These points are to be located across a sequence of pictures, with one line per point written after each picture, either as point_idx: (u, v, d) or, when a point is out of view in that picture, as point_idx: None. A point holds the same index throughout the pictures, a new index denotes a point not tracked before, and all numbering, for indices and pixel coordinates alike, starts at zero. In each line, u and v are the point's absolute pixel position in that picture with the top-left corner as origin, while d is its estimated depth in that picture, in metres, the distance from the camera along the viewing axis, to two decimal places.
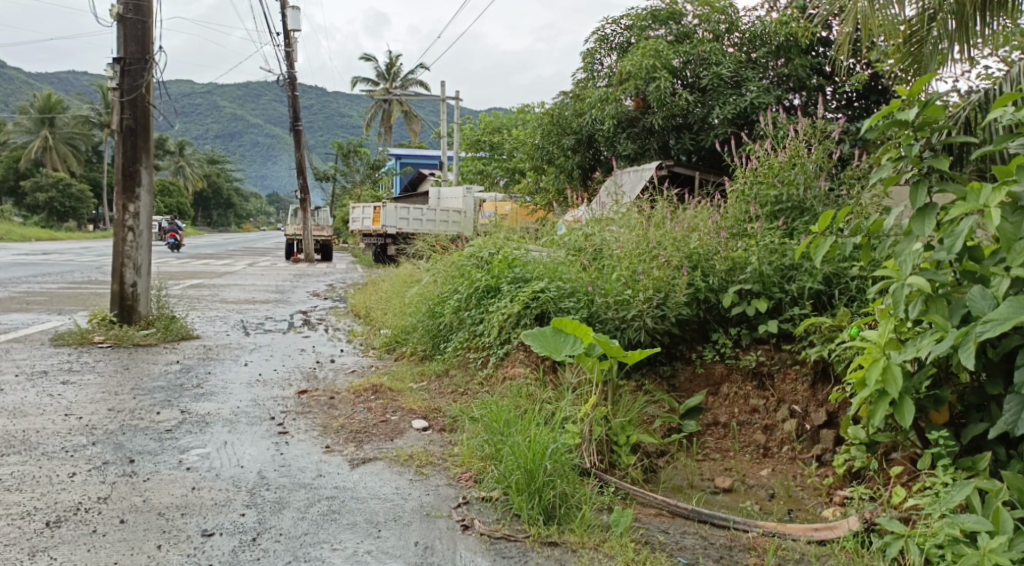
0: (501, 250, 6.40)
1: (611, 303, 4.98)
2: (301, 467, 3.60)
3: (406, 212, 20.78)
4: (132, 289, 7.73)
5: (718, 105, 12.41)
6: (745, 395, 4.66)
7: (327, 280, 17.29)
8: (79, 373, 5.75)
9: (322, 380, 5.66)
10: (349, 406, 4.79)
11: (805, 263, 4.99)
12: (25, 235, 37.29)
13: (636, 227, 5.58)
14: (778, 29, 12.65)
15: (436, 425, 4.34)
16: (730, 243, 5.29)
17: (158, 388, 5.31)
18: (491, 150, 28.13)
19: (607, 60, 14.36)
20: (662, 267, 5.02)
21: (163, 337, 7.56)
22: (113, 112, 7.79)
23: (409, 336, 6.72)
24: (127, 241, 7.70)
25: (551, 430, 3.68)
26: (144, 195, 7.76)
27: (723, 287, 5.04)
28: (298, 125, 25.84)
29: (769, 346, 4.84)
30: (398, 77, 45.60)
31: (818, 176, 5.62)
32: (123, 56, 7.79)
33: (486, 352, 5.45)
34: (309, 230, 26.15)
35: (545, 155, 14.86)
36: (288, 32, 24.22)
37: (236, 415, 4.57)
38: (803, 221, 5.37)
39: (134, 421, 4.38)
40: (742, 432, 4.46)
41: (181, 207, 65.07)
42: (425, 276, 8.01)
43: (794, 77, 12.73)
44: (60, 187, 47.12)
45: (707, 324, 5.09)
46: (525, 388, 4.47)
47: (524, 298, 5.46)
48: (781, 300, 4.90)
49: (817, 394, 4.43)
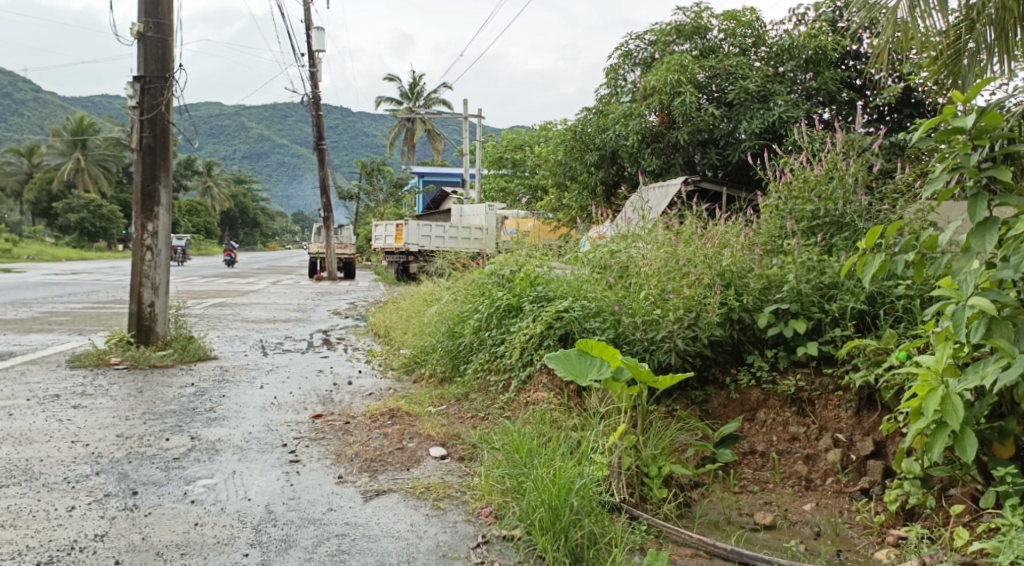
0: (523, 268, 6.18)
1: (639, 324, 4.72)
2: (311, 500, 3.40)
3: (428, 229, 20.80)
4: (150, 310, 7.61)
5: (745, 119, 12.16)
6: (784, 422, 4.41)
7: (349, 299, 17.20)
8: (91, 396, 5.62)
9: (338, 403, 5.46)
10: (364, 432, 4.58)
11: (846, 282, 4.74)
12: (56, 256, 37.80)
13: (664, 244, 5.33)
14: (807, 42, 12.39)
15: (455, 453, 4.12)
16: (765, 261, 5.05)
17: (171, 412, 5.15)
18: (513, 168, 28.04)
19: (630, 76, 14.20)
20: (693, 285, 4.80)
21: (180, 358, 7.43)
22: (133, 130, 7.72)
23: (428, 357, 6.51)
24: (146, 260, 7.61)
25: (578, 461, 3.43)
26: (163, 213, 7.67)
27: (758, 306, 4.79)
28: (322, 144, 25.95)
29: (808, 370, 4.58)
30: (421, 97, 45.86)
31: (857, 191, 5.35)
32: (143, 74, 7.74)
33: (507, 376, 5.20)
34: (332, 249, 26.13)
35: (568, 171, 14.67)
36: (313, 52, 24.39)
37: (247, 442, 4.38)
38: (842, 237, 5.12)
39: (142, 448, 4.21)
40: (781, 462, 4.20)
41: (208, 226, 65.79)
42: (445, 295, 7.82)
43: (823, 91, 12.43)
44: (91, 208, 47.88)
45: (742, 346, 4.83)
46: (549, 414, 4.23)
47: (547, 317, 5.20)
48: (821, 321, 4.64)
49: (863, 422, 4.20)
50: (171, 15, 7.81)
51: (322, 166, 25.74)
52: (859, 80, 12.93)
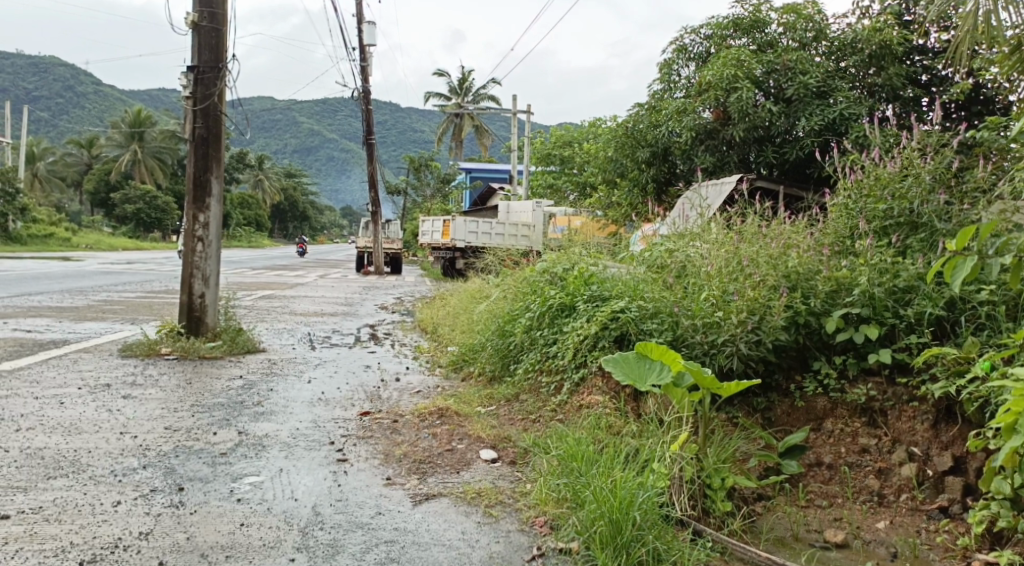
0: (576, 266, 6.00)
1: (698, 326, 4.50)
2: (358, 502, 3.28)
3: (476, 226, 20.73)
4: (200, 301, 7.64)
5: (804, 116, 11.77)
6: (853, 433, 4.17)
7: (395, 293, 17.22)
8: (142, 386, 5.62)
9: (386, 400, 5.37)
10: (412, 431, 4.47)
11: (922, 285, 4.45)
12: (114, 245, 38.82)
13: (725, 243, 5.09)
14: (871, 36, 11.90)
15: (506, 456, 3.97)
16: (833, 263, 4.78)
17: (219, 405, 5.11)
18: (561, 164, 27.80)
19: (684, 71, 13.89)
20: (757, 287, 4.56)
21: (229, 350, 7.44)
22: (187, 120, 7.75)
23: (476, 355, 6.38)
24: (197, 251, 7.64)
25: (637, 470, 3.25)
26: (214, 204, 7.69)
27: (827, 310, 4.53)
28: (372, 139, 26.08)
29: (881, 379, 4.31)
30: (470, 93, 45.87)
31: (935, 189, 5.01)
32: (197, 65, 7.77)
33: (559, 378, 5.02)
34: (380, 243, 26.25)
35: (618, 168, 14.41)
36: (364, 46, 24.52)
37: (294, 439, 4.29)
38: (919, 239, 4.80)
39: (189, 442, 4.15)
40: (850, 475, 3.95)
41: (259, 219, 66.97)
42: (494, 292, 7.68)
43: (887, 87, 11.97)
44: (147, 200, 49.14)
45: (808, 352, 4.58)
46: (604, 419, 4.05)
47: (602, 318, 5.00)
48: (895, 326, 4.37)
49: (941, 436, 3.93)
50: (224, 6, 7.80)
51: (371, 161, 25.89)
52: (925, 76, 12.39)
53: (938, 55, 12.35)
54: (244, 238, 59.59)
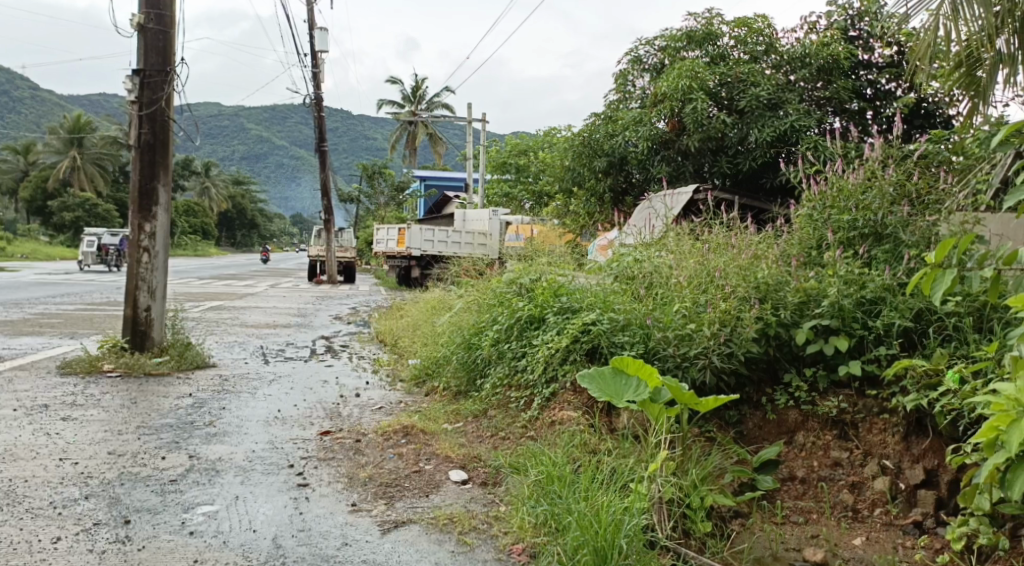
0: (544, 277, 5.87)
1: (671, 339, 4.40)
2: (323, 532, 3.08)
3: (431, 234, 20.38)
4: (146, 314, 7.29)
5: (755, 127, 11.90)
6: (825, 446, 4.07)
7: (349, 303, 16.88)
8: (82, 407, 5.29)
9: (346, 418, 5.15)
10: (376, 452, 4.27)
11: (890, 296, 4.42)
12: (52, 255, 37.43)
13: (694, 255, 5.03)
14: (820, 50, 12.09)
15: (477, 478, 3.80)
16: (800, 273, 4.72)
17: (167, 426, 4.82)
18: (516, 173, 27.80)
19: (639, 82, 13.94)
20: (728, 299, 4.49)
21: (177, 366, 7.10)
22: (131, 125, 7.41)
23: (440, 369, 6.20)
24: (143, 262, 7.29)
25: (616, 492, 3.12)
26: (161, 214, 7.36)
27: (797, 322, 4.46)
28: (324, 147, 25.62)
29: (851, 391, 4.25)
30: (423, 101, 45.59)
31: (897, 200, 4.99)
32: (142, 68, 7.43)
33: (529, 393, 4.88)
34: (333, 252, 25.80)
35: (575, 177, 14.38)
36: (315, 53, 24.11)
37: (251, 462, 4.05)
38: (883, 250, 4.77)
39: (136, 468, 3.88)
40: (824, 489, 3.86)
41: (206, 227, 65.41)
42: (457, 303, 7.51)
43: (834, 100, 12.17)
44: (88, 207, 47.56)
45: (777, 364, 4.50)
46: (579, 436, 3.90)
47: (573, 331, 4.86)
48: (864, 338, 4.31)
49: (912, 448, 3.85)
50: (172, 6, 7.48)
51: (323, 169, 25.43)
52: (870, 90, 12.56)
53: (882, 70, 12.59)
54: (190, 247, 58.15)
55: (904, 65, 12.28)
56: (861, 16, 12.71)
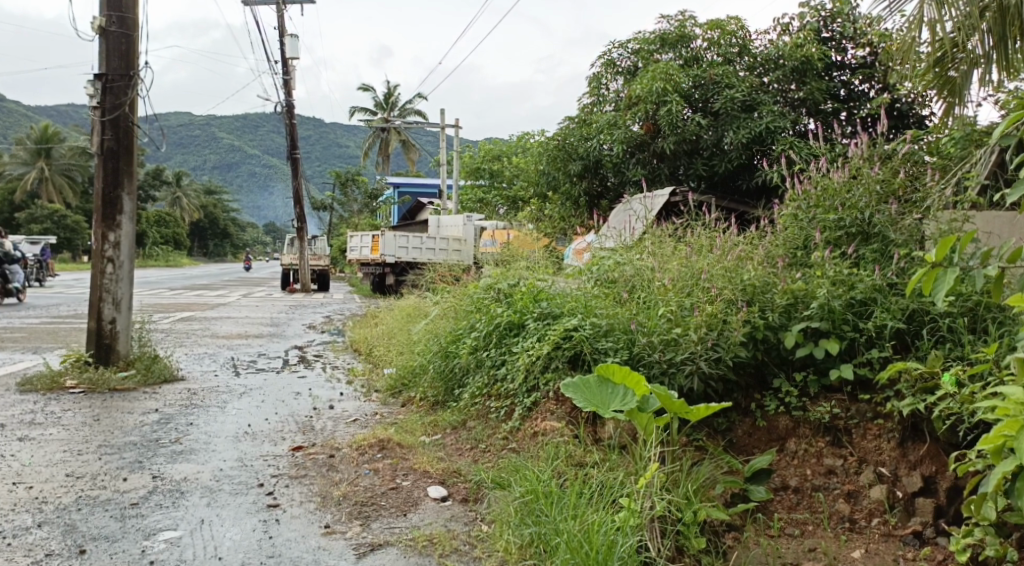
0: (523, 282, 5.70)
1: (656, 344, 4.27)
2: (295, 559, 2.90)
3: (406, 240, 20.23)
4: (111, 327, 7.02)
5: (731, 129, 11.86)
6: (818, 454, 3.98)
7: (323, 312, 16.61)
8: (41, 426, 5.02)
9: (320, 432, 4.94)
10: (351, 467, 4.08)
11: (879, 297, 4.33)
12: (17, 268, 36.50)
13: (677, 258, 4.92)
14: (793, 52, 12.10)
15: (458, 493, 3.64)
16: (787, 274, 4.61)
17: (130, 444, 4.58)
18: (491, 178, 27.70)
19: (613, 85, 13.86)
20: (714, 303, 4.37)
21: (144, 381, 6.82)
22: (93, 131, 7.13)
23: (416, 378, 6.02)
24: (106, 273, 7.02)
25: (606, 510, 2.98)
26: (125, 222, 7.09)
27: (785, 325, 4.35)
28: (296, 154, 25.24)
29: (843, 396, 4.16)
30: (395, 107, 45.32)
31: (884, 198, 4.90)
32: (104, 71, 7.16)
33: (509, 402, 4.71)
34: (306, 260, 25.40)
35: (550, 182, 14.26)
36: (285, 59, 23.79)
37: (218, 482, 3.84)
38: (871, 249, 4.69)
39: (95, 491, 3.66)
40: (819, 499, 3.76)
41: (177, 237, 64.45)
42: (432, 310, 7.33)
43: (809, 102, 12.18)
44: (55, 219, 46.62)
45: (766, 369, 4.39)
46: (563, 448, 3.75)
47: (555, 337, 4.69)
48: (855, 340, 4.22)
49: (907, 455, 3.79)
50: (135, 8, 7.22)
51: (296, 176, 25.06)
52: (843, 90, 12.59)
53: (855, 71, 12.64)
54: (161, 258, 57.23)
55: (877, 66, 12.33)
56: (833, 17, 12.76)
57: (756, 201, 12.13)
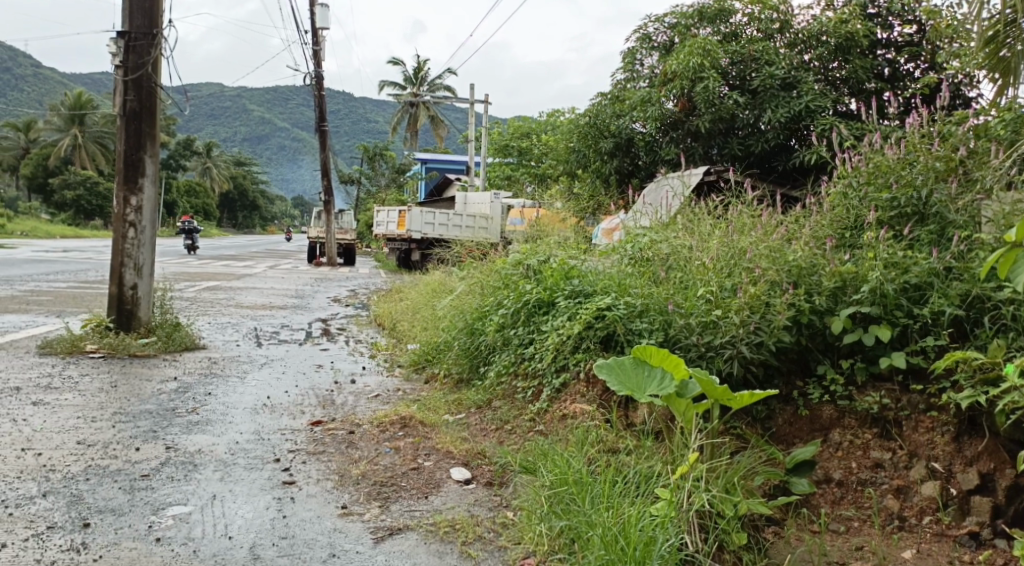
0: (554, 258, 5.47)
1: (694, 326, 4.04)
2: (308, 540, 2.74)
3: (432, 216, 20.12)
4: (132, 292, 6.92)
5: (769, 108, 11.46)
6: (864, 446, 3.72)
7: (348, 285, 16.55)
8: (57, 391, 4.92)
9: (340, 407, 4.79)
10: (371, 445, 3.91)
11: (936, 281, 4.04)
12: (51, 233, 37.02)
13: (718, 236, 4.65)
14: (837, 28, 11.63)
15: (481, 477, 3.45)
16: (836, 256, 4.33)
17: (145, 413, 4.45)
18: (519, 156, 27.42)
19: (648, 60, 13.48)
20: (757, 284, 4.11)
21: (164, 348, 6.71)
22: (116, 92, 7.00)
23: (441, 354, 5.85)
24: (128, 238, 6.91)
25: (642, 504, 2.77)
26: (147, 186, 6.96)
27: (832, 309, 4.11)
28: (324, 126, 25.09)
29: (893, 386, 3.88)
30: (425, 82, 45.05)
31: (943, 177, 4.58)
32: (128, 30, 7.02)
33: (537, 383, 4.50)
34: (332, 234, 25.35)
35: (581, 159, 13.96)
36: (315, 30, 23.58)
37: (233, 455, 3.69)
38: (928, 231, 4.38)
39: (105, 461, 3.52)
40: (867, 495, 3.51)
41: (207, 207, 65.03)
42: (458, 286, 7.14)
43: (851, 80, 11.71)
44: (88, 186, 47.16)
45: (810, 355, 4.13)
46: (593, 432, 3.54)
47: (586, 316, 4.46)
48: (908, 327, 3.94)
49: (963, 450, 3.51)
50: None
51: (324, 148, 24.93)
52: (888, 69, 12.08)
53: (900, 49, 12.12)
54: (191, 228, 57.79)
55: (924, 44, 11.83)
56: None
57: (806, 183, 11.52)
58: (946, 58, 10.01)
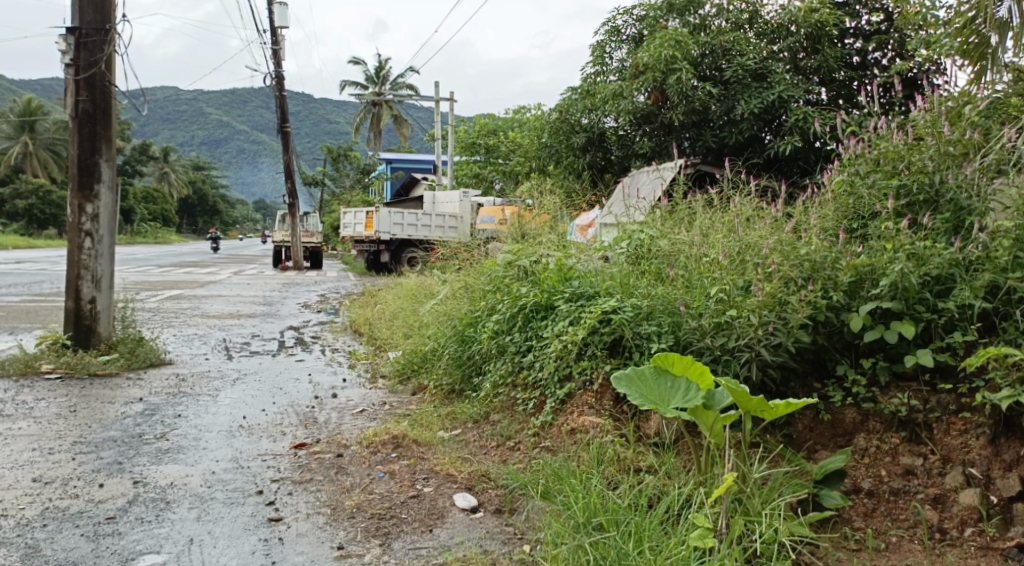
0: (547, 259, 5.16)
1: (706, 328, 3.75)
2: None
3: (400, 217, 19.65)
4: (91, 307, 6.46)
5: (742, 99, 11.23)
6: (893, 451, 3.42)
7: (318, 290, 16.11)
8: (10, 419, 4.48)
9: (324, 425, 4.43)
10: (362, 470, 3.56)
11: (960, 273, 3.76)
12: (3, 244, 35.74)
13: (724, 230, 4.36)
14: (807, 17, 11.39)
15: (490, 503, 3.12)
16: (849, 248, 4.02)
17: (109, 442, 4.05)
18: (486, 153, 27.05)
19: (617, 54, 13.22)
20: (769, 280, 3.81)
21: (127, 365, 6.26)
22: (67, 92, 6.52)
23: (428, 364, 5.53)
24: (84, 248, 6.44)
25: (681, 541, 2.47)
26: (105, 193, 6.50)
27: (849, 305, 3.80)
28: (286, 128, 24.40)
29: (919, 387, 3.60)
30: (387, 82, 44.46)
31: (956, 162, 4.33)
32: (78, 26, 6.54)
33: (538, 394, 4.20)
34: (298, 238, 24.72)
35: (552, 155, 13.58)
36: (274, 29, 22.95)
37: (211, 488, 3.32)
38: (943, 218, 4.12)
39: (65, 501, 3.13)
40: (901, 506, 3.17)
41: (166, 213, 63.62)
42: (441, 289, 6.81)
43: (822, 69, 11.56)
44: (41, 194, 45.71)
45: (826, 354, 3.85)
46: (609, 449, 3.23)
47: (590, 320, 4.15)
48: (932, 323, 3.65)
49: (1001, 453, 3.20)
50: None
51: (287, 151, 24.27)
52: (857, 58, 11.94)
53: (868, 38, 12.00)
54: (150, 235, 56.49)
55: (893, 32, 11.73)
56: None
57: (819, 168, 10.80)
58: (914, 46, 9.88)
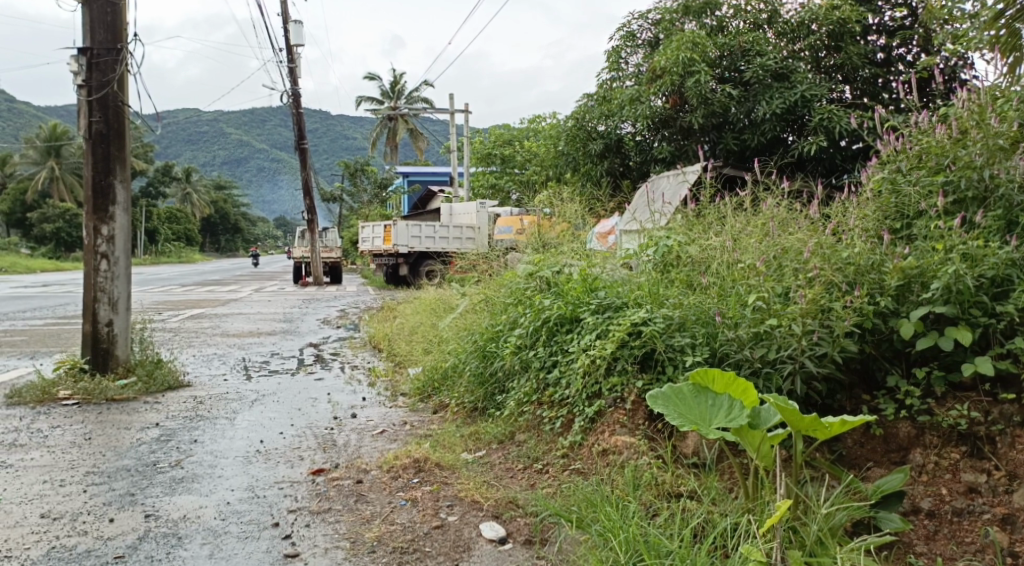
0: (570, 269, 4.96)
1: (744, 340, 3.53)
2: None
3: (418, 230, 19.60)
4: (108, 330, 6.35)
5: (763, 100, 10.97)
6: (953, 468, 3.17)
7: (338, 305, 16.03)
8: (22, 449, 4.35)
9: (343, 449, 4.25)
10: (383, 498, 3.37)
11: (1018, 273, 3.50)
12: (30, 267, 36.16)
13: (758, 233, 4.13)
14: (828, 14, 11.13)
15: (519, 533, 2.92)
16: (894, 249, 3.78)
17: (122, 471, 3.90)
18: (503, 164, 26.94)
19: (633, 58, 13.01)
20: (810, 285, 3.58)
21: (144, 389, 6.13)
22: (80, 113, 6.44)
23: (450, 381, 5.35)
24: (100, 271, 6.34)
25: None
26: (119, 214, 6.40)
27: (898, 311, 3.56)
28: (303, 145, 24.42)
29: (979, 397, 3.35)
30: (403, 96, 44.63)
31: (1005, 155, 4.07)
32: (89, 46, 6.46)
33: (566, 412, 3.99)
34: (318, 253, 24.71)
35: (570, 163, 13.39)
36: (290, 47, 23.00)
37: (225, 521, 3.15)
38: (994, 215, 3.86)
39: (71, 540, 2.97)
40: (965, 528, 2.90)
41: (189, 233, 64.25)
42: (460, 303, 6.64)
43: (845, 67, 11.28)
44: (67, 218, 46.31)
45: (875, 363, 3.62)
46: (646, 472, 3.02)
47: (619, 333, 3.94)
48: (989, 328, 3.39)
49: None
50: None
51: (304, 167, 24.27)
52: (881, 54, 11.63)
53: (892, 34, 11.71)
54: (173, 254, 57.04)
55: (917, 27, 11.42)
56: None
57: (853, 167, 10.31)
58: (940, 41, 9.54)
